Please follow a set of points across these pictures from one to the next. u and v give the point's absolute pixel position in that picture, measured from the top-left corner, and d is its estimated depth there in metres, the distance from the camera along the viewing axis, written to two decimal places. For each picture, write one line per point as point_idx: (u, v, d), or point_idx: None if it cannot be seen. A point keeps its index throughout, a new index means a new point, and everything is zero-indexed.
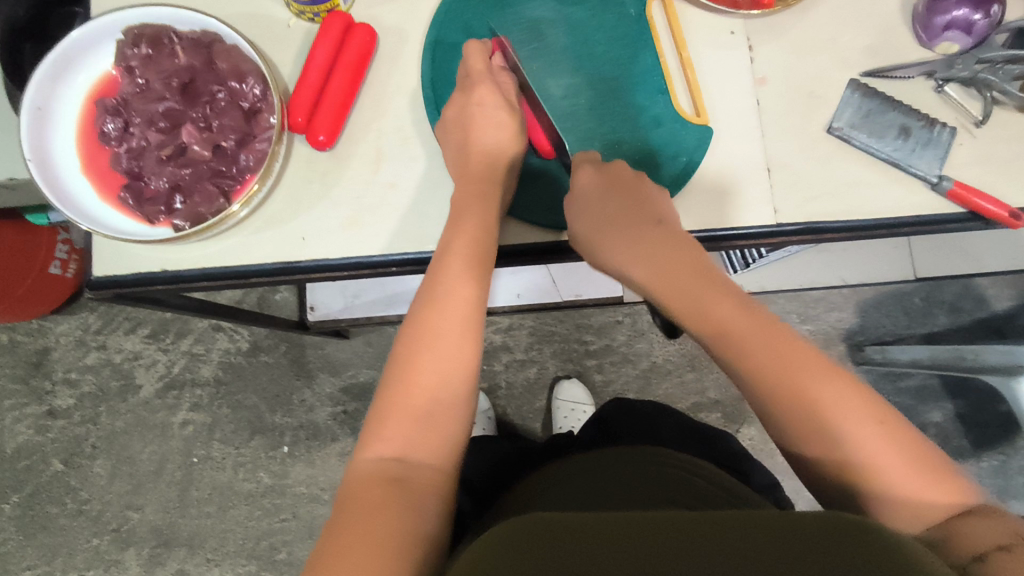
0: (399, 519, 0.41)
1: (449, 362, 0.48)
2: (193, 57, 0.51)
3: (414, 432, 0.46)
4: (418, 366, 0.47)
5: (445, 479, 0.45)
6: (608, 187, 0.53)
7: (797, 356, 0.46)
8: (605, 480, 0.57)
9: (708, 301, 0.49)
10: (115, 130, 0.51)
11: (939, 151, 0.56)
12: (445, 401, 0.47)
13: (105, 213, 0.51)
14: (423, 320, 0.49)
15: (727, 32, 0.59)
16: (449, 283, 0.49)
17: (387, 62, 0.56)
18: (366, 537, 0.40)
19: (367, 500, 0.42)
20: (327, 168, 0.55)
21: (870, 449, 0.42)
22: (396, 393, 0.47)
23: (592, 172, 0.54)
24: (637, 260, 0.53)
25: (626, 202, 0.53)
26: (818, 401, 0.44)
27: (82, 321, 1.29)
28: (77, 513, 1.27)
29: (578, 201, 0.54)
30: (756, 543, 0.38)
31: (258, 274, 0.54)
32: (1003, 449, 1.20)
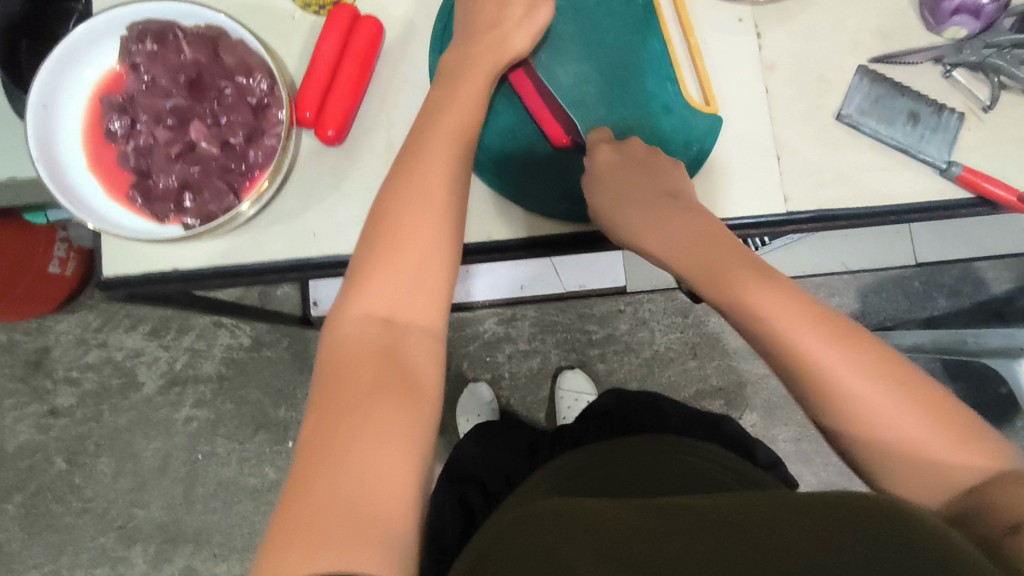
0: (386, 383, 0.41)
1: (431, 223, 0.46)
2: (199, 52, 0.50)
3: (399, 294, 0.45)
4: (400, 219, 0.46)
5: (431, 338, 0.45)
6: (623, 165, 0.53)
7: (814, 317, 0.45)
8: (619, 465, 0.59)
9: (726, 265, 0.47)
10: (122, 128, 0.50)
11: (948, 137, 0.56)
12: (432, 255, 0.46)
13: (113, 212, 0.50)
14: (404, 182, 0.47)
15: (735, 19, 0.59)
16: (429, 153, 0.47)
17: (394, 53, 0.56)
18: (354, 394, 0.41)
19: (357, 356, 0.42)
20: (337, 163, 0.54)
21: (895, 416, 0.42)
22: (377, 256, 0.45)
23: (610, 152, 0.54)
24: (649, 228, 0.51)
25: (638, 178, 0.53)
26: (838, 369, 0.43)
27: (82, 319, 1.28)
28: (82, 511, 1.27)
29: (594, 178, 0.54)
30: (777, 527, 0.38)
31: (270, 270, 0.53)
32: (1002, 430, 1.22)
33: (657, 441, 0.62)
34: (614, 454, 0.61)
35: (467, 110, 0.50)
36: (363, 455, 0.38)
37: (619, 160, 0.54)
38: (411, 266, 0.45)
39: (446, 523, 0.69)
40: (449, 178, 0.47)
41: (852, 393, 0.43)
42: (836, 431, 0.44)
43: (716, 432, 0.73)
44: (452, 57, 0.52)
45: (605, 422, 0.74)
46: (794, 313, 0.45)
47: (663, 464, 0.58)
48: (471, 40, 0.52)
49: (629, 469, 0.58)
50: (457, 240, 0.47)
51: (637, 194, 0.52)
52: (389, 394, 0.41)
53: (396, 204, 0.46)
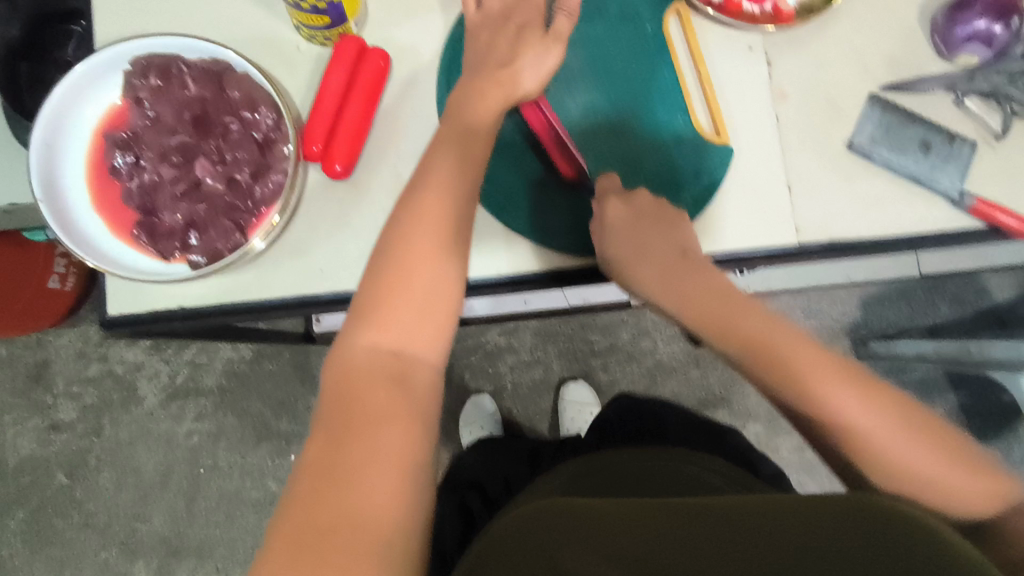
0: (395, 422, 0.40)
1: (439, 251, 0.46)
2: (204, 87, 0.49)
3: (407, 323, 0.44)
4: (409, 250, 0.45)
5: (438, 369, 0.45)
6: (639, 218, 0.53)
7: (830, 367, 0.46)
8: (615, 472, 0.59)
9: (740, 318, 0.48)
10: (126, 165, 0.50)
11: (961, 166, 0.56)
12: (439, 287, 0.45)
13: (118, 251, 0.50)
14: (414, 209, 0.46)
15: (745, 47, 0.58)
16: (434, 177, 0.47)
17: (400, 82, 0.55)
18: (364, 435, 0.39)
19: (366, 394, 0.41)
20: (345, 197, 0.54)
21: (898, 447, 0.43)
22: (386, 288, 0.45)
23: (621, 206, 0.53)
24: (662, 279, 0.51)
25: (651, 228, 0.52)
26: (841, 404, 0.44)
27: (82, 333, 1.28)
28: (84, 525, 1.26)
29: (607, 231, 0.53)
30: (784, 534, 0.39)
31: (276, 306, 0.53)
32: (1005, 437, 1.22)
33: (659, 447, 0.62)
34: (612, 462, 0.61)
35: (475, 144, 0.49)
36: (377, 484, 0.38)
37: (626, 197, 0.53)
38: (420, 296, 0.45)
39: (446, 528, 0.67)
40: (456, 202, 0.47)
41: (861, 437, 0.44)
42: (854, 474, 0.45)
43: (718, 443, 0.72)
44: (461, 89, 0.51)
45: (607, 433, 0.73)
46: (801, 357, 0.46)
47: (662, 471, 0.58)
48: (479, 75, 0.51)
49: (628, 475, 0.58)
50: (464, 269, 0.47)
51: (650, 242, 0.52)
52: (401, 425, 0.41)
53: (404, 234, 0.46)
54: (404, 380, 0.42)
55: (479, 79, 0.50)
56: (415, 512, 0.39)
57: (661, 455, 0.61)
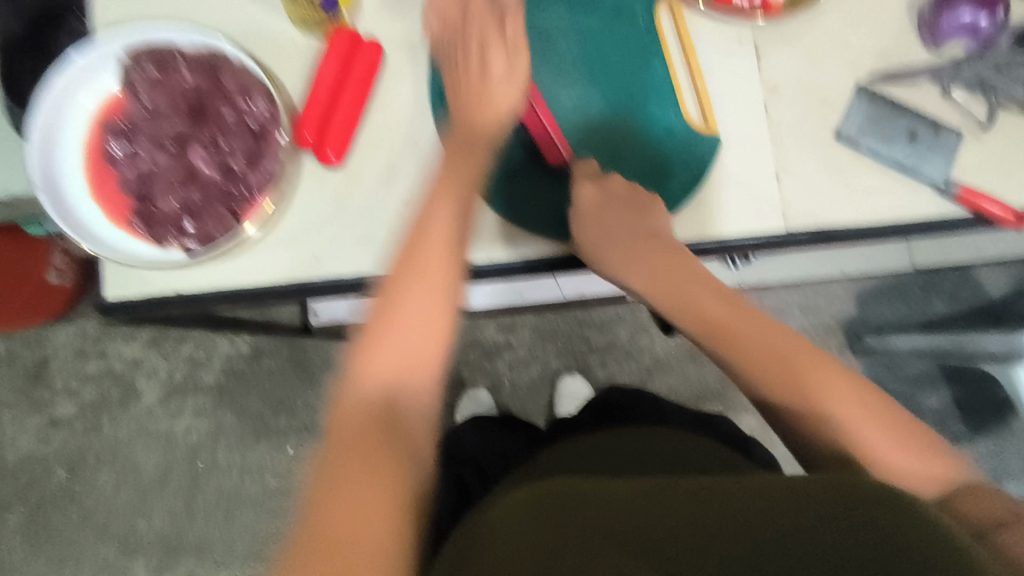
0: (393, 465, 0.40)
1: (434, 296, 0.46)
2: (199, 78, 0.50)
3: (402, 354, 0.44)
4: (403, 297, 0.46)
5: (432, 399, 0.45)
6: (607, 202, 0.54)
7: (788, 348, 0.49)
8: (606, 454, 0.60)
9: (699, 298, 0.52)
10: (122, 153, 0.50)
11: (946, 156, 0.57)
12: (432, 329, 0.46)
13: (115, 238, 0.51)
14: (411, 253, 0.47)
15: (736, 38, 0.58)
16: (433, 210, 0.48)
17: (394, 74, 0.56)
18: (366, 478, 0.39)
19: (361, 442, 0.41)
20: (339, 186, 0.54)
21: (859, 427, 0.46)
22: (380, 336, 0.45)
23: (593, 189, 0.55)
24: (631, 261, 0.54)
25: (623, 212, 0.54)
26: (802, 386, 0.47)
27: (81, 330, 1.28)
28: (83, 522, 1.27)
29: (581, 218, 0.54)
30: (760, 511, 0.40)
31: (273, 291, 0.54)
32: (1000, 433, 1.23)
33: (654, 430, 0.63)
34: (603, 441, 0.62)
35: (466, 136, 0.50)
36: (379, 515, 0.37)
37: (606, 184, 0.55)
38: (414, 340, 0.45)
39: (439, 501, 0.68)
40: (453, 234, 0.48)
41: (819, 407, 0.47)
42: (817, 448, 0.47)
43: (713, 428, 0.73)
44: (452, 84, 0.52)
45: (603, 415, 0.73)
46: (761, 339, 0.50)
47: (652, 456, 0.59)
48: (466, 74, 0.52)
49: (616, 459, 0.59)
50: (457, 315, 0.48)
51: (617, 227, 0.54)
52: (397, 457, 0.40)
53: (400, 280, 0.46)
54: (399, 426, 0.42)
55: (470, 71, 0.51)
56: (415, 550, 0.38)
57: (649, 435, 0.62)
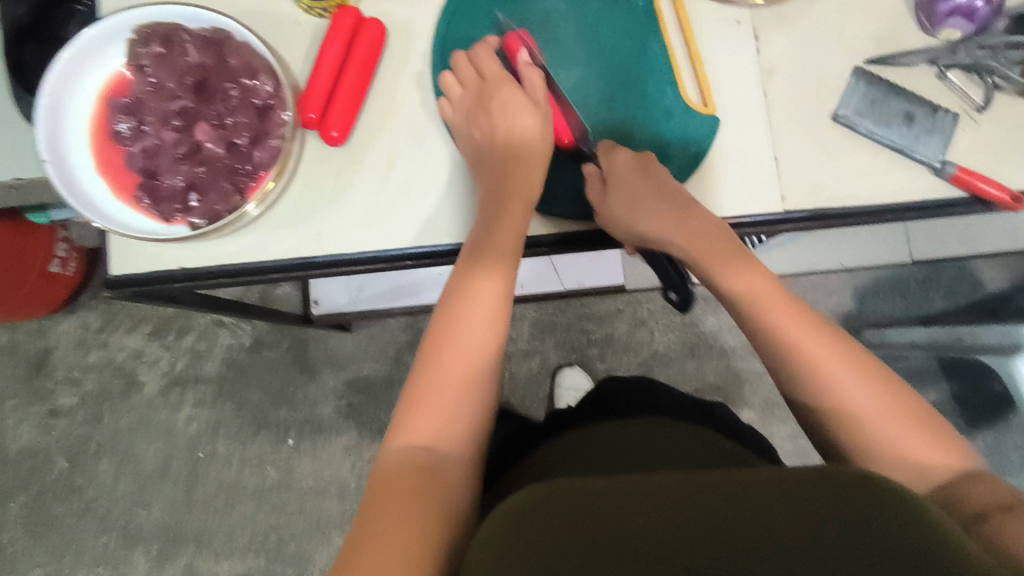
0: (429, 502, 0.44)
1: (473, 360, 0.51)
2: (205, 55, 0.51)
3: (447, 419, 0.49)
4: (444, 355, 0.51)
5: (469, 462, 0.49)
6: (638, 168, 0.56)
7: (814, 332, 0.52)
8: (607, 446, 0.60)
9: (731, 264, 0.55)
10: (128, 129, 0.51)
11: (943, 137, 0.57)
12: (471, 388, 0.50)
13: (121, 212, 0.51)
14: (453, 317, 0.52)
15: (734, 22, 0.59)
16: (478, 276, 0.52)
17: (396, 55, 0.57)
18: (403, 519, 0.42)
19: (399, 486, 0.45)
20: (342, 164, 0.55)
21: (868, 408, 0.48)
22: (422, 391, 0.50)
23: (629, 155, 0.56)
24: (661, 223, 0.56)
25: (654, 182, 0.56)
26: (820, 360, 0.50)
27: (83, 320, 1.29)
28: (84, 511, 1.27)
29: (613, 179, 0.56)
30: (767, 516, 0.41)
31: (274, 269, 0.54)
32: (998, 427, 1.23)
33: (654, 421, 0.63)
34: (603, 432, 0.62)
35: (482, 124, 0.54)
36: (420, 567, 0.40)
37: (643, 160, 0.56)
38: (452, 396, 0.50)
39: None
40: (497, 303, 0.52)
41: (839, 389, 0.49)
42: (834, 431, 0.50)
43: (710, 418, 0.71)
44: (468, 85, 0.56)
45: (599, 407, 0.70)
46: (794, 318, 0.52)
47: (653, 446, 0.60)
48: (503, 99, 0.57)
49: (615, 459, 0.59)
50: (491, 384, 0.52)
51: (644, 194, 0.55)
52: (442, 517, 0.44)
53: (441, 343, 0.51)
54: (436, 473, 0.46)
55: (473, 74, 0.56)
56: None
57: (645, 426, 0.62)
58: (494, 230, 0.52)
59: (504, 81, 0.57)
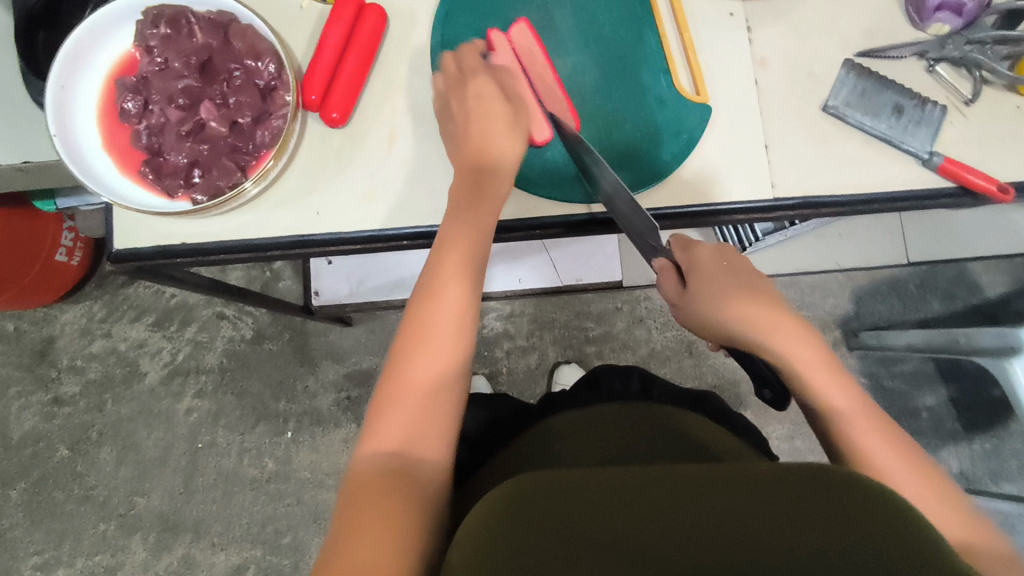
0: (402, 505, 0.45)
1: (444, 365, 0.51)
2: (210, 37, 0.52)
3: (417, 424, 0.49)
4: (413, 361, 0.50)
5: (445, 462, 0.50)
6: (722, 265, 0.59)
7: (890, 442, 0.52)
8: (592, 434, 0.61)
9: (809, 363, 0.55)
10: (135, 107, 0.53)
11: (931, 129, 0.58)
12: (439, 390, 0.50)
13: (126, 187, 0.53)
14: (422, 321, 0.51)
15: (727, 13, 0.60)
16: (444, 280, 0.52)
17: (396, 42, 0.58)
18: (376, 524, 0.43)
19: (371, 489, 0.45)
20: (342, 144, 0.57)
21: (906, 482, 0.50)
22: (390, 399, 0.49)
23: (712, 252, 0.59)
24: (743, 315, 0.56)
25: (736, 278, 0.58)
26: (890, 464, 0.51)
27: (88, 310, 1.31)
28: (84, 499, 1.28)
29: (697, 273, 0.59)
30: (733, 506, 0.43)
31: (274, 246, 0.56)
32: (996, 432, 1.24)
33: (649, 409, 0.63)
34: (589, 420, 0.63)
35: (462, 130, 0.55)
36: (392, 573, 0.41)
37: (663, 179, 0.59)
38: (419, 403, 0.49)
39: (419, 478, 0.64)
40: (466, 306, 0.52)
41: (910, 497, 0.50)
42: None
43: (702, 406, 0.69)
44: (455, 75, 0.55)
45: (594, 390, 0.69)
46: (871, 424, 0.53)
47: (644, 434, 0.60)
48: (479, 89, 0.54)
49: (600, 445, 0.60)
50: (462, 383, 0.51)
51: (728, 289, 0.57)
52: (418, 516, 0.45)
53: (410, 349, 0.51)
54: (410, 475, 0.47)
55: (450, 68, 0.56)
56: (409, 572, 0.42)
57: (630, 414, 0.63)
58: (459, 235, 0.53)
59: (480, 73, 0.55)
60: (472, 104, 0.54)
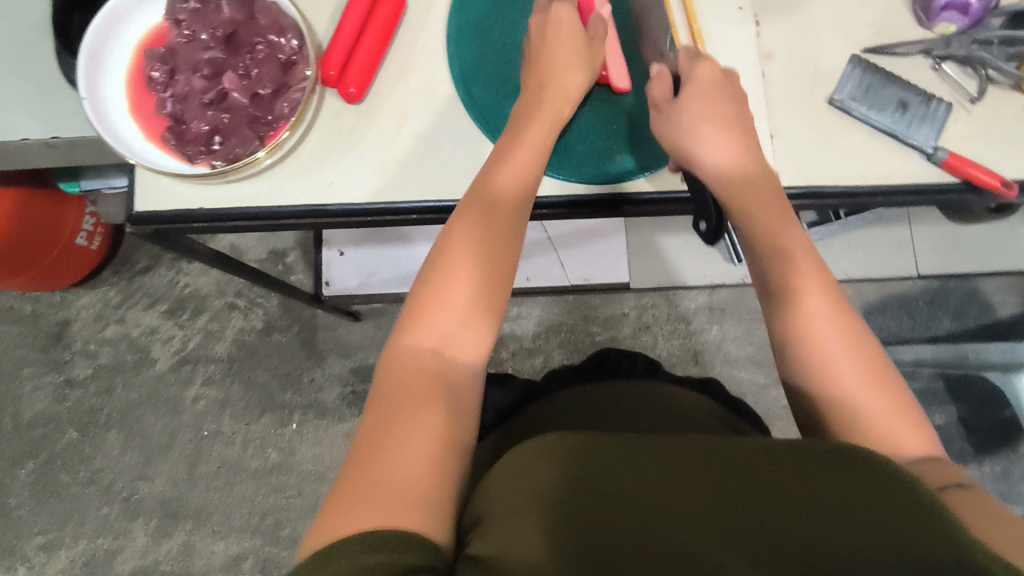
0: (433, 403, 0.46)
1: (473, 281, 0.52)
2: (236, 11, 0.54)
3: (448, 332, 0.50)
4: (446, 279, 0.52)
5: (475, 368, 0.51)
6: (720, 88, 0.57)
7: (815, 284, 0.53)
8: (604, 405, 0.61)
9: (753, 198, 0.55)
10: (161, 77, 0.55)
11: (935, 126, 0.59)
12: (469, 300, 0.51)
13: (149, 151, 0.55)
14: (450, 247, 0.53)
15: (736, 8, 0.62)
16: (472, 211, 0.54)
17: (414, 24, 0.60)
18: (405, 422, 0.44)
19: (401, 386, 0.47)
20: (356, 121, 0.59)
21: (855, 384, 0.49)
22: (422, 306, 0.51)
23: (713, 70, 0.57)
24: (714, 140, 0.56)
25: (725, 107, 0.57)
26: (811, 301, 0.52)
27: (104, 295, 1.33)
28: (88, 481, 1.29)
29: (694, 85, 0.57)
30: (764, 481, 0.42)
31: (288, 215, 0.57)
32: (1006, 454, 1.21)
33: (655, 386, 0.63)
34: (603, 392, 0.62)
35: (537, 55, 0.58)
36: (420, 498, 0.41)
37: (744, 140, 0.57)
38: (451, 313, 0.51)
39: None
40: (486, 257, 0.53)
41: (825, 353, 0.50)
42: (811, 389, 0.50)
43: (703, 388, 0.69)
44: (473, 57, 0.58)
45: (600, 372, 0.68)
46: (812, 267, 0.54)
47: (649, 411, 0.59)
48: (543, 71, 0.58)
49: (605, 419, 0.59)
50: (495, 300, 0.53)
51: (713, 111, 0.56)
52: (446, 421, 0.46)
53: (439, 264, 0.52)
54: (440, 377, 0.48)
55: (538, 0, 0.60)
56: (438, 478, 0.43)
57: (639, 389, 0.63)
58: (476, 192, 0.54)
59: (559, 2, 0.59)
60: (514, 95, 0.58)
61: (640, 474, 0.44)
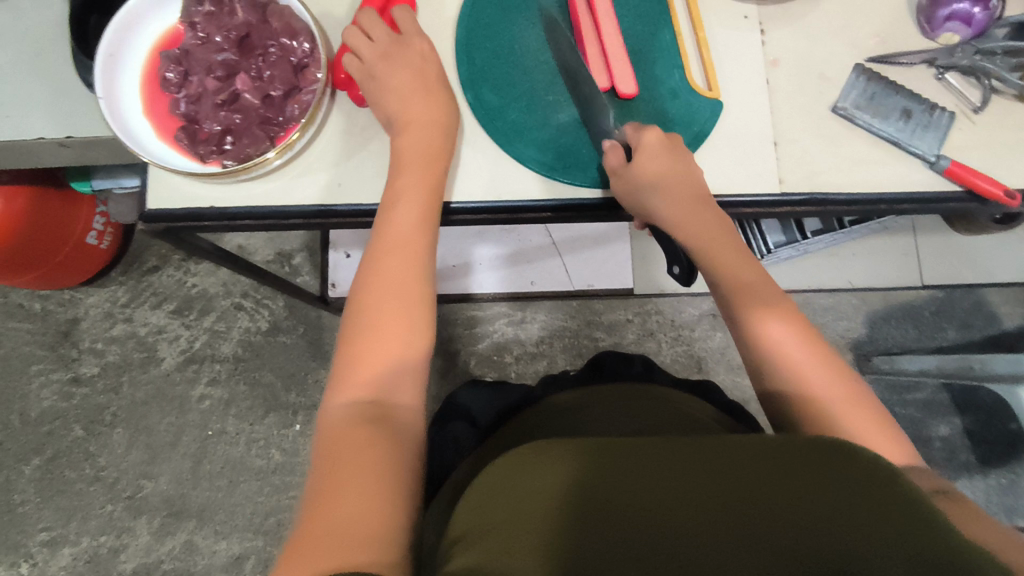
0: (373, 441, 0.48)
1: (403, 311, 0.54)
2: (250, 15, 0.56)
3: (378, 370, 0.52)
4: (379, 314, 0.53)
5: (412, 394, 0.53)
6: (668, 149, 0.57)
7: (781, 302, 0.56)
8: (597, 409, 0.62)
9: (709, 228, 0.58)
10: (174, 77, 0.56)
11: (939, 134, 0.60)
12: (398, 332, 0.53)
13: (162, 151, 0.56)
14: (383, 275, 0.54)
15: (741, 16, 0.63)
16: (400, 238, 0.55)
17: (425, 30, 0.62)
18: (348, 467, 0.45)
19: (341, 436, 0.48)
20: (366, 123, 0.59)
21: (822, 387, 0.52)
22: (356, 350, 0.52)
23: (660, 134, 0.57)
24: (667, 199, 0.57)
25: (676, 166, 0.57)
26: (778, 310, 0.55)
27: (112, 294, 1.35)
28: (94, 479, 1.30)
29: (644, 153, 0.56)
30: (760, 475, 0.43)
31: (297, 215, 0.58)
32: (1011, 467, 1.21)
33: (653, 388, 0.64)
34: (597, 396, 0.63)
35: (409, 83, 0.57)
36: (371, 534, 0.42)
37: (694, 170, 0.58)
38: (379, 348, 0.52)
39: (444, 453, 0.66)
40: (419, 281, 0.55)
41: (793, 362, 0.53)
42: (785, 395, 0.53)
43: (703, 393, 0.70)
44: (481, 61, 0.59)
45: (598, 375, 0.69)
46: (772, 292, 0.57)
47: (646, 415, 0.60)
48: (442, 112, 0.58)
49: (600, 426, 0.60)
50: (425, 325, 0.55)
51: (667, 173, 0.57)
52: (388, 455, 0.47)
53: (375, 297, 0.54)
54: (376, 418, 0.50)
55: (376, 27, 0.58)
56: (387, 511, 0.44)
57: (639, 392, 0.63)
58: (410, 222, 0.55)
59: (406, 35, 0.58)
60: (422, 134, 0.56)
61: (639, 469, 0.44)
